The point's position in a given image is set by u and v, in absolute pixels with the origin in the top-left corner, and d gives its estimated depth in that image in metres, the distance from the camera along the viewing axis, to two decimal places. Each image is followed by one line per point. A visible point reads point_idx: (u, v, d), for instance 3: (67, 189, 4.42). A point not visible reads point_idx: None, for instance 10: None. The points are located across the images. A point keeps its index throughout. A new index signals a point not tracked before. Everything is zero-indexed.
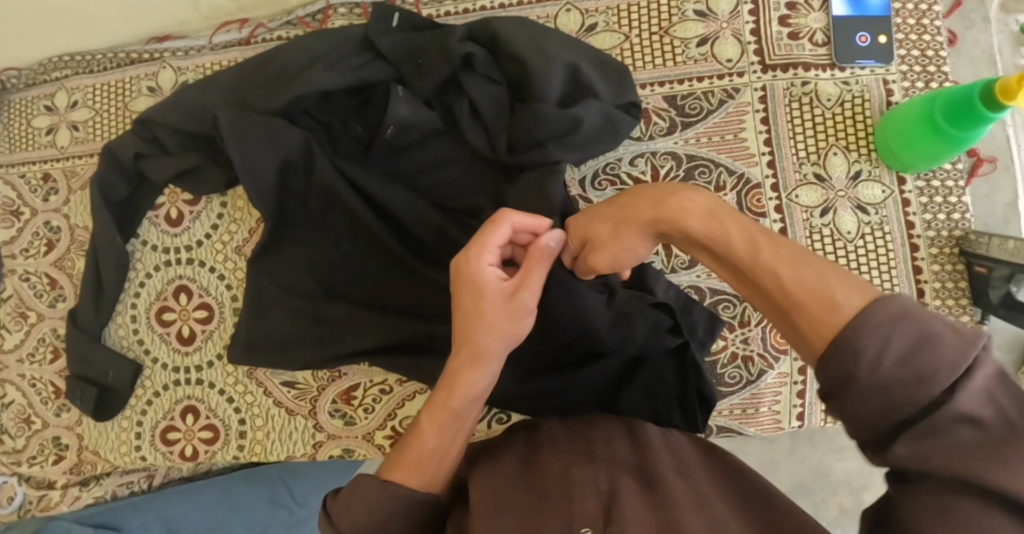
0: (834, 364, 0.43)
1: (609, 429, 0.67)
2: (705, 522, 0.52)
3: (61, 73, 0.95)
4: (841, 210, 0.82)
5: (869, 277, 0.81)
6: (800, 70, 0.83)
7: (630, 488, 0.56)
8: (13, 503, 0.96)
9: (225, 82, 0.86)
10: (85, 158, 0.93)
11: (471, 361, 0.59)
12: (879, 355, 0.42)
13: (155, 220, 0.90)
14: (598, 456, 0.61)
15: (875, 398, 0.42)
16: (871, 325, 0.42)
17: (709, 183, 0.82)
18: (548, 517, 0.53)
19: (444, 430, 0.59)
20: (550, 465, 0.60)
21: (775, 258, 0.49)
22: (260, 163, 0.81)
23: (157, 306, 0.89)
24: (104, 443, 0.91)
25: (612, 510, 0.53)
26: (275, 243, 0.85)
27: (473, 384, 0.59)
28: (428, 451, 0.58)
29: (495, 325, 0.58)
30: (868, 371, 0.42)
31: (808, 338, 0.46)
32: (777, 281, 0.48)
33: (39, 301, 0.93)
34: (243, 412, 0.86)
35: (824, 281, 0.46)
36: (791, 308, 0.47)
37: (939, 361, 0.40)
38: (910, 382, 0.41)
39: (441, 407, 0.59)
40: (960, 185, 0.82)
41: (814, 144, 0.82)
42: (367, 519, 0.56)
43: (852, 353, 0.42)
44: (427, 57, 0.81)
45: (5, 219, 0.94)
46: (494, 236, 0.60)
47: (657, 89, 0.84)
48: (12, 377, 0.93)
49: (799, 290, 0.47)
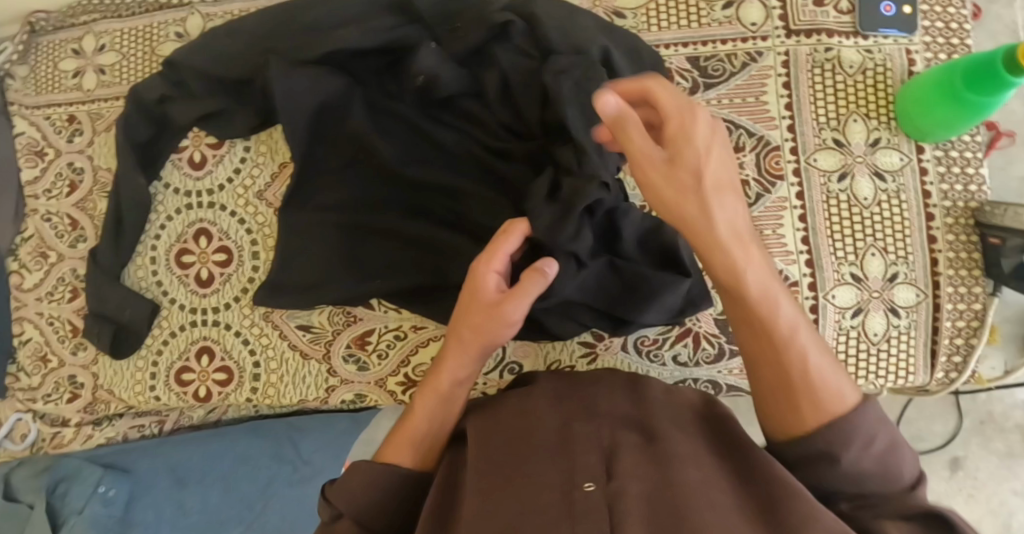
0: (822, 443, 0.54)
1: (610, 379, 0.68)
2: (702, 478, 0.55)
3: (89, 18, 0.96)
4: (859, 176, 0.82)
5: (883, 244, 0.82)
6: (824, 36, 0.84)
7: (629, 444, 0.58)
8: (25, 440, 0.97)
9: (254, 29, 0.87)
10: (111, 101, 0.94)
11: (456, 346, 0.65)
12: (870, 442, 0.54)
13: (178, 163, 0.91)
14: (597, 410, 0.63)
15: (846, 483, 0.54)
16: (868, 421, 0.54)
17: (728, 143, 0.83)
18: (550, 472, 0.55)
19: (433, 412, 0.65)
20: (549, 418, 0.62)
21: (801, 340, 0.57)
22: (297, 103, 0.82)
23: (177, 248, 0.91)
24: (118, 382, 0.92)
25: (611, 467, 0.55)
26: (305, 189, 0.86)
27: (455, 365, 0.65)
28: (423, 433, 0.64)
29: (476, 324, 0.63)
30: (861, 454, 0.54)
31: (803, 415, 0.56)
32: (802, 359, 0.56)
33: (60, 241, 0.94)
34: (258, 354, 0.88)
35: (834, 380, 0.56)
36: (787, 400, 0.57)
37: (906, 466, 0.54)
38: (888, 474, 0.54)
39: (430, 390, 0.66)
40: (978, 157, 0.83)
41: (835, 111, 0.83)
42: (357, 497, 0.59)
43: (844, 441, 0.54)
44: (463, 21, 0.82)
45: (29, 159, 0.95)
46: (504, 246, 0.65)
47: (681, 49, 0.85)
48: (29, 315, 0.94)
49: (818, 376, 0.56)
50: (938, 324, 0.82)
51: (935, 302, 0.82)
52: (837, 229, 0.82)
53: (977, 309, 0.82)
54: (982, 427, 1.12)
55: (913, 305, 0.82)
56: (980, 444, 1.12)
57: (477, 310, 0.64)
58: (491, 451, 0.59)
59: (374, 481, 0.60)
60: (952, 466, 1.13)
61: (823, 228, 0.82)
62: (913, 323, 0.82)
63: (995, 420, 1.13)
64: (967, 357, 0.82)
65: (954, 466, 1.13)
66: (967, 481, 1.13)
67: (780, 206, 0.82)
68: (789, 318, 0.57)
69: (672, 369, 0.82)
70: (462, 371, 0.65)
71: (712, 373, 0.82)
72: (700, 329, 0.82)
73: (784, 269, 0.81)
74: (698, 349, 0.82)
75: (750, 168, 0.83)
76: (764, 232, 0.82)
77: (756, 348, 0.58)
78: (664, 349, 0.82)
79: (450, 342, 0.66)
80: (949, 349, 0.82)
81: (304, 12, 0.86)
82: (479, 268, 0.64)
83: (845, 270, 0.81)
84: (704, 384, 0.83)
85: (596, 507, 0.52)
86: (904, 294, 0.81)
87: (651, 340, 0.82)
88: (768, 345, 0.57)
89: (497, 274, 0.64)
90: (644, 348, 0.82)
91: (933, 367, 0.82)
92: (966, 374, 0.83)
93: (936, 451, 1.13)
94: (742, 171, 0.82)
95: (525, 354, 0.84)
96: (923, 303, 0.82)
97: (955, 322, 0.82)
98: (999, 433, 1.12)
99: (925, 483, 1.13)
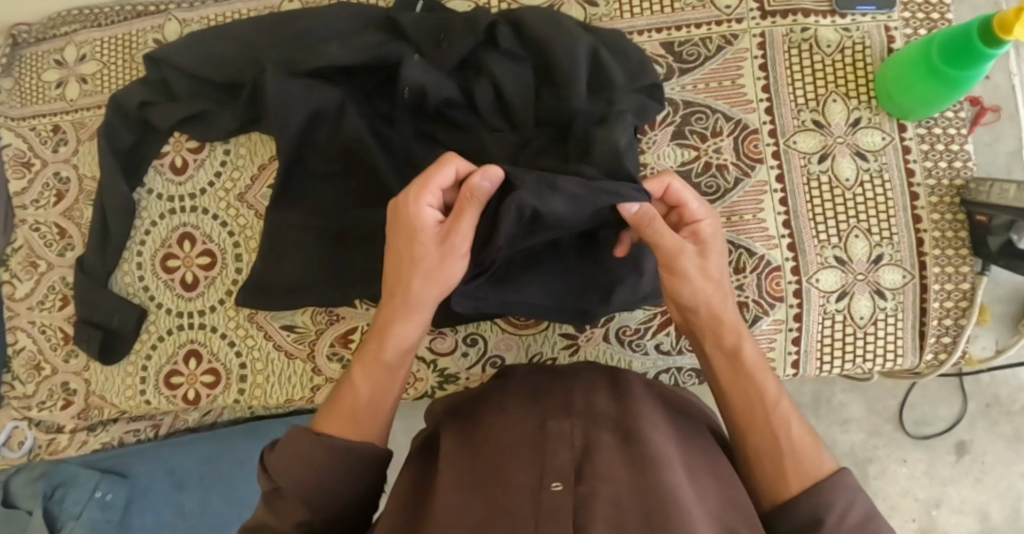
0: (806, 512, 0.56)
1: (590, 380, 0.69)
2: (674, 481, 0.54)
3: (69, 27, 0.97)
4: (840, 157, 0.81)
5: (867, 225, 0.80)
6: (800, 16, 0.82)
7: (604, 444, 0.58)
8: (22, 448, 0.98)
9: (231, 34, 0.88)
10: (94, 110, 0.95)
11: (400, 309, 0.65)
12: (847, 509, 0.55)
13: (160, 169, 0.92)
14: (575, 410, 0.63)
15: None
16: (844, 494, 0.56)
17: (705, 128, 0.82)
18: (520, 472, 0.54)
19: (378, 380, 0.65)
20: (528, 423, 0.61)
21: (785, 410, 0.63)
22: (288, 103, 0.80)
23: (162, 253, 0.91)
24: (109, 387, 0.94)
25: (585, 467, 0.54)
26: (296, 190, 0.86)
27: (399, 333, 0.65)
28: (369, 402, 0.64)
29: (422, 269, 0.63)
30: (836, 523, 0.55)
31: (788, 479, 0.58)
32: (786, 426, 0.62)
33: (48, 250, 0.95)
34: (244, 356, 0.89)
35: (808, 449, 0.60)
36: (770, 467, 0.60)
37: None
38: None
39: (372, 361, 0.65)
40: (962, 133, 0.81)
41: (813, 91, 0.82)
42: (299, 474, 0.57)
43: (823, 506, 0.55)
44: (451, 34, 0.81)
45: (16, 170, 0.96)
46: (438, 179, 0.62)
47: (654, 35, 0.84)
48: (22, 324, 0.96)
49: (801, 446, 0.60)
50: (926, 305, 0.80)
51: (922, 282, 0.80)
52: (819, 212, 0.81)
53: (966, 289, 0.80)
54: (987, 410, 1.10)
55: (900, 286, 0.80)
56: (986, 426, 1.10)
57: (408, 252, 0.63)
58: (458, 466, 0.58)
59: (311, 455, 0.58)
60: (958, 450, 1.11)
61: (805, 211, 0.81)
62: (900, 305, 0.80)
63: (1001, 402, 1.11)
64: (957, 337, 0.81)
65: (960, 450, 1.11)
66: (974, 465, 1.11)
67: (760, 190, 0.81)
68: (774, 391, 0.64)
69: (655, 358, 0.82)
70: (414, 334, 0.65)
71: (695, 361, 0.82)
72: None
73: (766, 254, 0.80)
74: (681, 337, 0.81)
75: (728, 152, 0.82)
76: (745, 217, 0.81)
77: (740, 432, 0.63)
78: (646, 338, 0.82)
79: (398, 302, 0.65)
80: (938, 330, 0.81)
81: (296, 24, 0.86)
82: (411, 204, 0.62)
83: (828, 253, 0.80)
84: (687, 373, 0.83)
85: (565, 508, 0.49)
86: (890, 276, 0.80)
87: (633, 329, 0.82)
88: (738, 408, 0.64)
89: (431, 207, 0.63)
90: (626, 338, 0.82)
91: (922, 350, 0.81)
92: (957, 355, 0.81)
93: (942, 436, 1.12)
94: (720, 155, 0.82)
95: (507, 347, 0.84)
96: (909, 284, 0.80)
97: (944, 302, 0.80)
98: (1005, 415, 1.10)
99: (931, 468, 1.12)
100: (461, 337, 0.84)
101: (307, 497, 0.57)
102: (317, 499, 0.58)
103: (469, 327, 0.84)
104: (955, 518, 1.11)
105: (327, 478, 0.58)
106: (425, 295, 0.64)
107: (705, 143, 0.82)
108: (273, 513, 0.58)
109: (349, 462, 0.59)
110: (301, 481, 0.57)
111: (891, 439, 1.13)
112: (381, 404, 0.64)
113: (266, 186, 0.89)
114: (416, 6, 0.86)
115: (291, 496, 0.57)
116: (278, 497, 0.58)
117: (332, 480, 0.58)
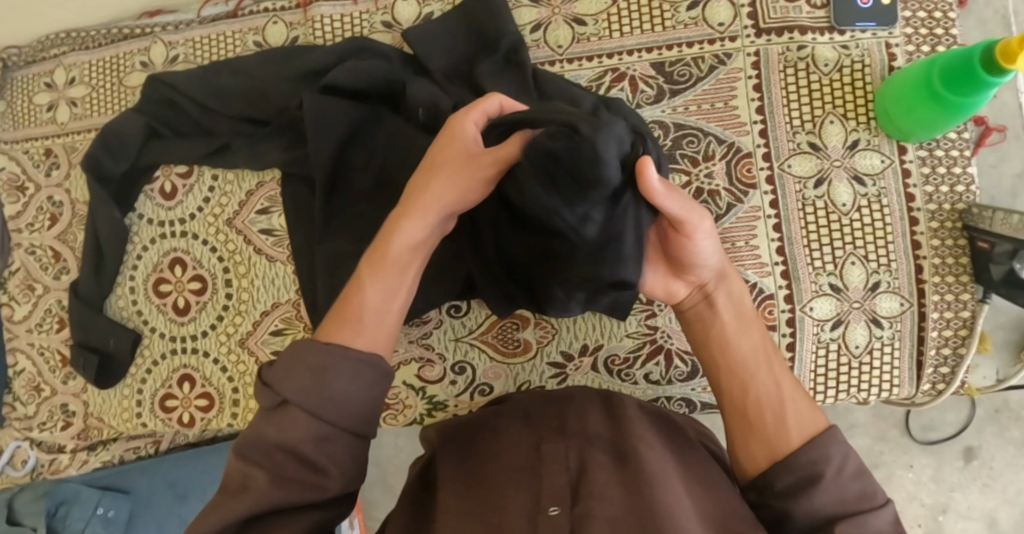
0: (802, 466, 0.55)
1: (582, 399, 0.67)
2: (674, 499, 0.52)
3: (58, 50, 0.97)
4: (836, 181, 0.79)
5: (864, 252, 0.78)
6: (796, 33, 0.80)
7: (601, 464, 0.56)
8: (25, 466, 1.00)
9: (226, 64, 0.88)
10: (84, 134, 0.95)
11: (410, 210, 0.60)
12: (844, 460, 0.55)
13: (150, 194, 0.92)
14: (570, 430, 0.61)
15: (828, 501, 0.54)
16: (840, 445, 0.56)
17: (697, 152, 0.80)
18: (517, 493, 0.53)
19: (388, 286, 0.59)
20: (522, 443, 0.60)
21: (779, 372, 0.62)
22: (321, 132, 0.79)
23: (154, 278, 0.92)
24: (107, 410, 0.95)
25: (582, 488, 0.53)
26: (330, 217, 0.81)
27: (403, 230, 0.59)
28: (372, 303, 0.58)
29: (446, 172, 0.59)
30: (834, 476, 0.54)
31: (788, 432, 0.58)
32: (776, 389, 0.61)
33: (44, 274, 0.96)
34: (236, 380, 0.89)
35: (807, 407, 0.60)
36: (771, 420, 0.59)
37: (877, 493, 0.54)
38: (857, 496, 0.54)
39: (378, 258, 0.60)
40: (965, 154, 0.78)
41: (809, 112, 0.79)
42: (308, 382, 0.51)
43: (823, 461, 0.55)
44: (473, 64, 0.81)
45: (10, 194, 0.97)
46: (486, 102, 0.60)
47: (645, 55, 0.81)
48: (22, 346, 0.97)
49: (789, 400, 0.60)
50: (924, 333, 0.78)
51: (920, 310, 0.78)
52: (814, 237, 0.78)
53: (966, 317, 0.78)
54: (996, 416, 1.07)
55: (897, 314, 0.78)
56: (995, 434, 1.08)
57: (454, 160, 0.58)
58: (453, 484, 0.57)
59: (321, 365, 0.52)
60: (966, 456, 1.08)
61: (799, 237, 0.78)
62: (897, 333, 0.78)
63: (1010, 408, 1.07)
64: (956, 368, 0.78)
65: (967, 456, 1.08)
66: (983, 471, 1.08)
67: (752, 216, 0.79)
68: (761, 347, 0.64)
69: (644, 387, 0.82)
70: (419, 235, 0.60)
71: (685, 391, 0.81)
72: (672, 346, 0.80)
73: (759, 282, 0.78)
74: (671, 367, 0.81)
75: (721, 177, 0.79)
76: (737, 244, 0.79)
77: (719, 371, 0.64)
78: (635, 368, 0.81)
79: (409, 207, 0.60)
80: (936, 360, 0.78)
81: (299, 57, 0.85)
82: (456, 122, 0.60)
83: (823, 281, 0.78)
84: (677, 402, 0.82)
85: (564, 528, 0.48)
86: (887, 304, 0.78)
87: (622, 359, 0.81)
88: (728, 364, 0.63)
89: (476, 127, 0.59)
90: (615, 367, 0.81)
91: (920, 380, 0.79)
92: (956, 384, 0.79)
93: (950, 442, 1.09)
94: (712, 181, 0.79)
95: (496, 376, 0.83)
96: (908, 312, 0.78)
97: (943, 331, 0.78)
98: (1016, 421, 1.07)
99: (938, 474, 1.09)
100: (449, 366, 0.83)
101: (312, 408, 0.51)
102: (328, 417, 0.51)
103: (457, 356, 0.83)
104: (961, 524, 1.08)
105: (341, 391, 0.52)
106: (438, 195, 0.59)
107: (696, 168, 0.80)
108: (270, 426, 0.51)
109: (358, 373, 0.53)
110: (308, 393, 0.51)
111: (897, 446, 1.10)
112: (389, 311, 0.59)
113: (254, 212, 0.89)
114: (415, 37, 0.82)
115: (296, 408, 0.51)
116: (280, 411, 0.51)
117: (344, 394, 0.52)
